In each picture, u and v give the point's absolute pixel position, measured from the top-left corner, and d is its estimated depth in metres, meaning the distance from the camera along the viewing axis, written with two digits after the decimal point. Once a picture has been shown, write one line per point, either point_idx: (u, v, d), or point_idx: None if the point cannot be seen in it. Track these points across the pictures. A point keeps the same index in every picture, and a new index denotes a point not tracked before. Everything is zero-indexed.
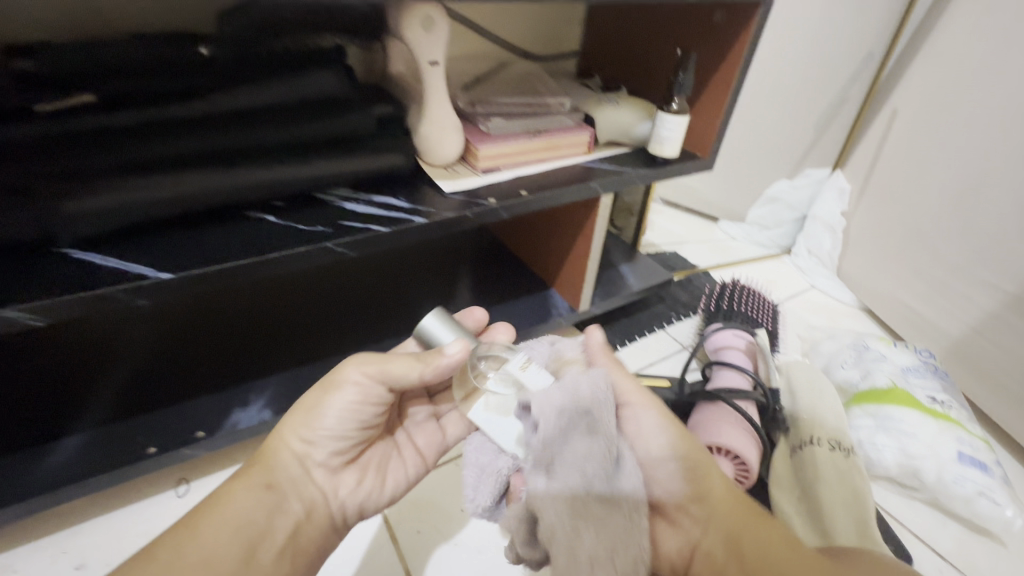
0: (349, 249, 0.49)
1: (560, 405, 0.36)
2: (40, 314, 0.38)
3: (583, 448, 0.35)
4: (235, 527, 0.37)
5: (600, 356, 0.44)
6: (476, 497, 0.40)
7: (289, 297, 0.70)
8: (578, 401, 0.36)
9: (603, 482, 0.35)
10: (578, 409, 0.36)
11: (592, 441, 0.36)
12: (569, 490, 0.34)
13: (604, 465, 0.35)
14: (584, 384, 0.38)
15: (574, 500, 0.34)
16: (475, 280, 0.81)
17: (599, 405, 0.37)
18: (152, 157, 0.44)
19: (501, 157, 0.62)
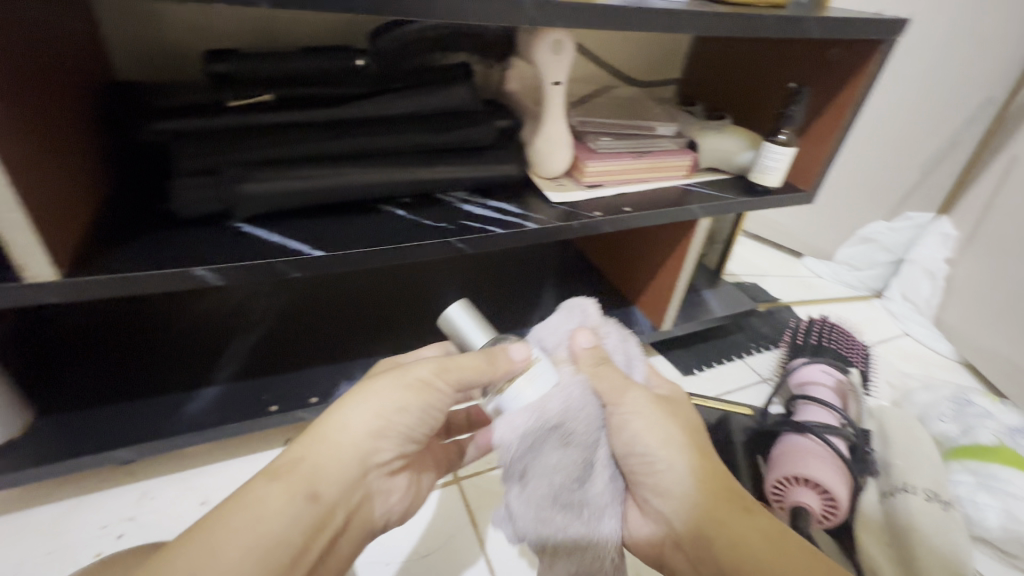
0: (468, 246, 0.54)
1: (524, 424, 0.36)
2: (220, 275, 0.44)
3: (552, 460, 0.38)
4: (273, 538, 0.33)
5: (585, 360, 0.41)
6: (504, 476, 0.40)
7: (391, 289, 0.77)
8: (545, 419, 0.37)
9: (570, 491, 0.38)
10: (545, 427, 0.37)
11: (559, 457, 0.38)
12: (537, 499, 0.38)
13: (569, 480, 0.38)
14: (555, 398, 0.37)
15: (542, 508, 0.38)
16: (559, 289, 0.84)
17: (568, 420, 0.38)
18: (312, 151, 0.51)
19: (605, 174, 0.66)
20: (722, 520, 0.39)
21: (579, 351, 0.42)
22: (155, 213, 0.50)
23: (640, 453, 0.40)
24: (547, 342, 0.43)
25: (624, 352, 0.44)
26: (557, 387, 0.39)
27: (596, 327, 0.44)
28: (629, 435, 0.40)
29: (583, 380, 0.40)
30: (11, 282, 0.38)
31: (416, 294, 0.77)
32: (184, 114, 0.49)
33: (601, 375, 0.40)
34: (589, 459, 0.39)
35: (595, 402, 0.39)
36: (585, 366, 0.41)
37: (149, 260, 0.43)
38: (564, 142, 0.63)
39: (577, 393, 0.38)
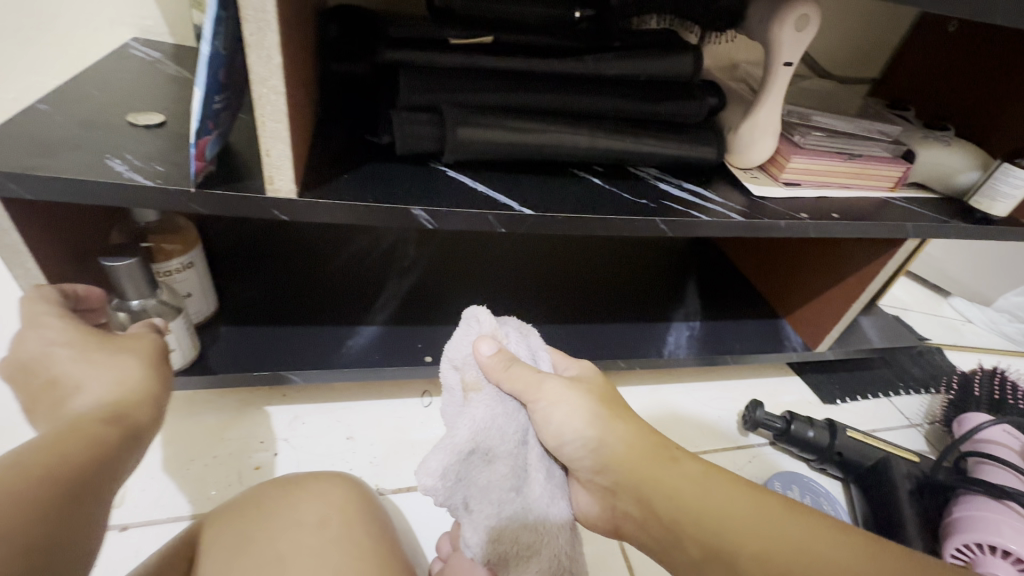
0: (669, 228, 0.50)
1: (443, 467, 0.36)
2: (435, 218, 0.43)
3: (481, 482, 0.37)
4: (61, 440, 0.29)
5: (496, 370, 0.38)
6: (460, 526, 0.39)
7: (533, 261, 0.74)
8: (457, 450, 0.36)
9: (510, 503, 0.37)
10: (462, 455, 0.36)
11: (488, 472, 0.37)
12: (487, 517, 0.37)
13: (508, 487, 0.37)
14: (461, 426, 0.36)
15: (492, 531, 0.38)
16: (701, 288, 0.79)
17: (485, 440, 0.37)
18: (527, 103, 0.48)
19: (806, 173, 0.59)
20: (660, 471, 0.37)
21: (485, 363, 0.38)
22: (364, 147, 0.49)
23: (572, 442, 0.39)
24: (458, 357, 0.39)
25: (530, 348, 0.42)
26: (466, 411, 0.37)
27: (496, 332, 0.40)
28: (556, 422, 0.39)
29: (491, 392, 0.38)
30: (259, 194, 0.38)
31: (557, 268, 0.74)
32: (411, 47, 0.48)
33: (513, 380, 0.38)
34: (521, 465, 0.38)
35: (507, 409, 0.38)
36: (495, 377, 0.38)
37: (368, 192, 0.43)
38: (772, 131, 0.57)
39: (484, 409, 0.37)
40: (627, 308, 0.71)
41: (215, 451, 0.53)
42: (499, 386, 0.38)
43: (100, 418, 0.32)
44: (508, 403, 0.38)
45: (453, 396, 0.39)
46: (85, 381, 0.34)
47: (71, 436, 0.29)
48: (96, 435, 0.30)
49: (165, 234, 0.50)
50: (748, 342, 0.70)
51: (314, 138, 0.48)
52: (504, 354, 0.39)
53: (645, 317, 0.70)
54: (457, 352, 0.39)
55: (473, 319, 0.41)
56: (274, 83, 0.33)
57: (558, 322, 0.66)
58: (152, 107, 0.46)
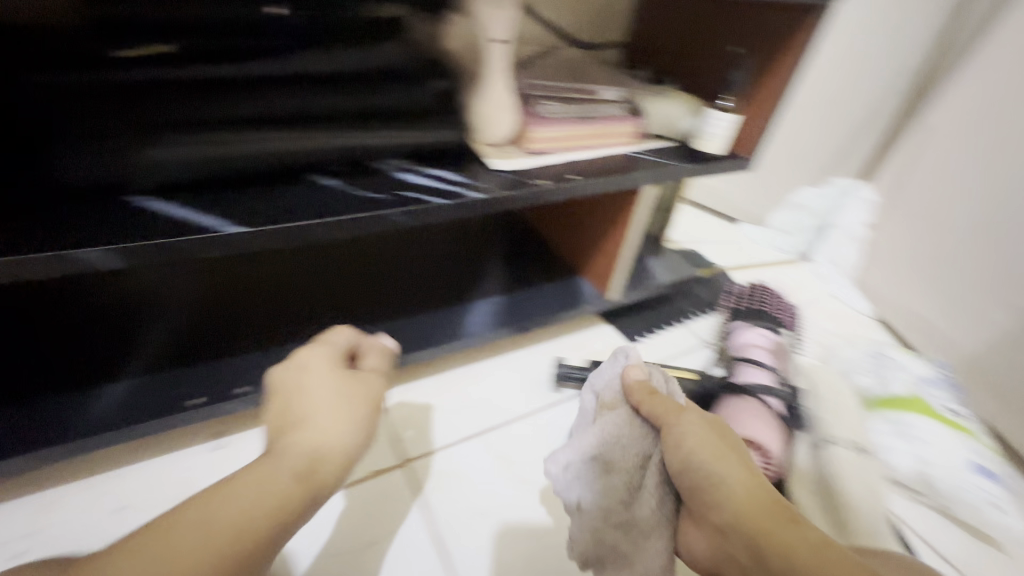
0: (406, 219, 0.50)
1: (568, 461, 0.47)
2: (121, 256, 0.39)
3: (596, 487, 0.45)
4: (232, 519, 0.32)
5: (633, 393, 0.50)
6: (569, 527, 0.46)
7: (321, 269, 0.71)
8: (583, 453, 0.47)
9: (619, 512, 0.44)
10: (584, 460, 0.46)
11: (605, 477, 0.46)
12: (589, 527, 0.44)
13: (615, 503, 0.44)
14: (587, 434, 0.48)
15: (592, 535, 0.44)
16: (505, 262, 0.82)
17: (607, 451, 0.47)
18: (220, 114, 0.45)
19: (549, 140, 0.63)
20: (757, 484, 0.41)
21: (628, 383, 0.51)
22: None
23: (693, 463, 0.43)
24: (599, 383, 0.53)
25: (665, 383, 0.53)
26: (598, 422, 0.49)
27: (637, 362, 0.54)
28: (686, 451, 0.43)
29: (622, 410, 0.49)
30: None
31: (352, 272, 0.72)
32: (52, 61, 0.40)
33: (652, 402, 0.48)
34: (636, 480, 0.46)
35: (636, 429, 0.48)
36: (631, 397, 0.50)
37: (26, 242, 0.37)
38: (505, 105, 0.59)
39: (609, 422, 0.48)
40: (427, 298, 0.71)
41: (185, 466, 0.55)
42: (632, 406, 0.49)
43: (278, 496, 0.34)
44: (636, 422, 0.48)
45: (584, 416, 0.53)
46: (296, 437, 0.37)
47: (246, 502, 0.33)
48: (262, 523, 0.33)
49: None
50: (547, 305, 0.75)
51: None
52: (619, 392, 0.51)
53: (446, 305, 0.71)
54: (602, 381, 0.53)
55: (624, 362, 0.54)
56: None
57: (350, 329, 0.64)
58: None
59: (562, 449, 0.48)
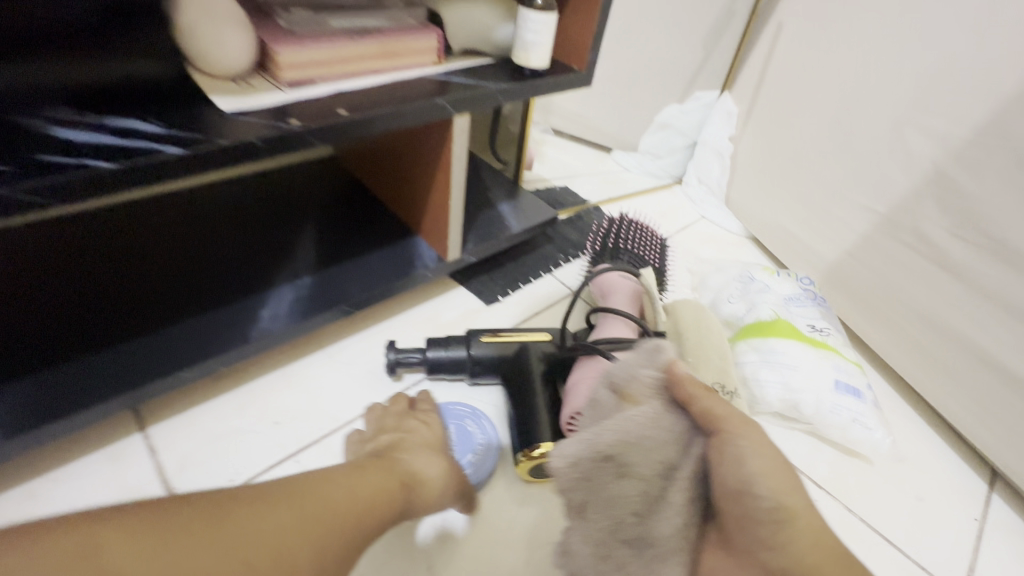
0: (49, 198, 0.33)
1: (575, 457, 0.38)
2: None
3: (611, 493, 0.37)
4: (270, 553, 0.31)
5: (683, 390, 0.38)
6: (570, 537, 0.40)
7: (36, 275, 0.52)
8: (596, 450, 0.37)
9: (630, 526, 0.36)
10: (597, 459, 0.37)
11: (622, 484, 0.36)
12: (596, 533, 0.37)
13: (634, 513, 0.36)
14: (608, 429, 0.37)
15: (600, 544, 0.37)
16: (321, 230, 0.66)
17: (626, 450, 0.36)
18: None
19: (313, 66, 0.47)
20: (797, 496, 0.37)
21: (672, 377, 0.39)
22: None
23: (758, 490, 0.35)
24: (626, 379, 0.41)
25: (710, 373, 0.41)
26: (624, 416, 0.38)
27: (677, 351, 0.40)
28: (747, 472, 0.35)
29: (652, 407, 0.38)
30: None
31: (89, 272, 0.53)
32: None
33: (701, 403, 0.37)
34: (656, 492, 0.36)
35: (679, 437, 0.37)
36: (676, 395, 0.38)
37: None
38: (227, 19, 0.43)
39: (638, 418, 0.37)
40: (204, 293, 0.55)
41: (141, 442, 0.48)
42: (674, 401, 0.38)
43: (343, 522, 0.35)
44: (672, 417, 0.38)
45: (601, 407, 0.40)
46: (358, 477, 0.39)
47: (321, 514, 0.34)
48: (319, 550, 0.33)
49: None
50: (374, 279, 0.61)
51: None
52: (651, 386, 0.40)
53: (234, 298, 0.55)
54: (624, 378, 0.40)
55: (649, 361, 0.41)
56: None
57: (77, 355, 0.47)
58: None
59: (569, 440, 0.38)
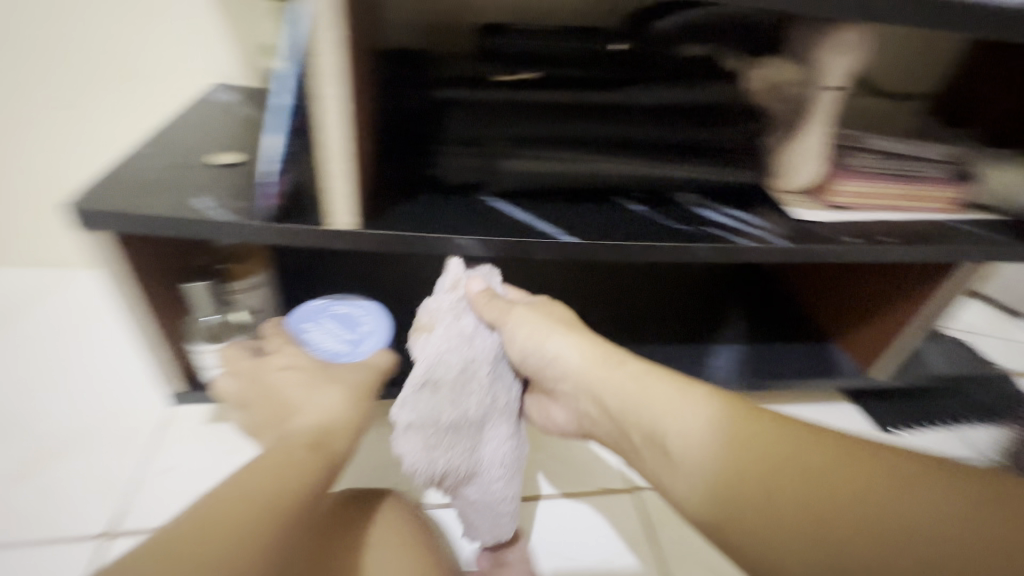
0: (710, 253, 0.51)
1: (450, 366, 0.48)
2: (484, 245, 0.46)
3: (460, 447, 0.49)
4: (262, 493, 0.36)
5: (487, 309, 0.50)
6: (428, 467, 0.48)
7: (570, 280, 0.76)
8: (464, 367, 0.48)
9: (437, 453, 0.48)
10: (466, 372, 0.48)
11: (455, 418, 0.48)
12: (429, 464, 0.48)
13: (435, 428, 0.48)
14: (441, 349, 0.48)
15: (429, 462, 0.48)
16: (749, 310, 0.78)
17: (433, 372, 0.47)
18: (575, 134, 0.51)
19: (857, 196, 0.58)
20: (770, 451, 0.37)
21: (474, 295, 0.50)
22: (420, 173, 0.51)
23: (572, 376, 0.48)
24: (507, 329, 0.49)
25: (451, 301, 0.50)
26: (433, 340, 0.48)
27: (457, 282, 0.51)
28: (561, 353, 0.48)
29: (471, 320, 0.50)
30: (319, 226, 0.42)
31: (595, 288, 0.76)
32: (462, 85, 0.53)
33: (488, 308, 0.49)
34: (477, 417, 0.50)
35: (468, 339, 0.49)
36: (479, 308, 0.50)
37: (418, 221, 0.46)
38: (820, 155, 0.54)
39: (442, 341, 0.48)
40: (669, 329, 0.72)
41: (318, 399, 0.48)
42: (477, 316, 0.50)
43: (287, 450, 0.41)
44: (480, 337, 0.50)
45: (453, 328, 0.49)
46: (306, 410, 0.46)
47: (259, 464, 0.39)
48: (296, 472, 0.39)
49: (239, 257, 0.54)
50: (798, 368, 0.69)
51: (386, 163, 0.50)
52: (556, 320, 0.50)
53: (686, 341, 0.71)
54: (437, 308, 0.49)
55: (544, 331, 0.48)
56: (337, 127, 0.37)
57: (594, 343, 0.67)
58: (229, 147, 0.51)
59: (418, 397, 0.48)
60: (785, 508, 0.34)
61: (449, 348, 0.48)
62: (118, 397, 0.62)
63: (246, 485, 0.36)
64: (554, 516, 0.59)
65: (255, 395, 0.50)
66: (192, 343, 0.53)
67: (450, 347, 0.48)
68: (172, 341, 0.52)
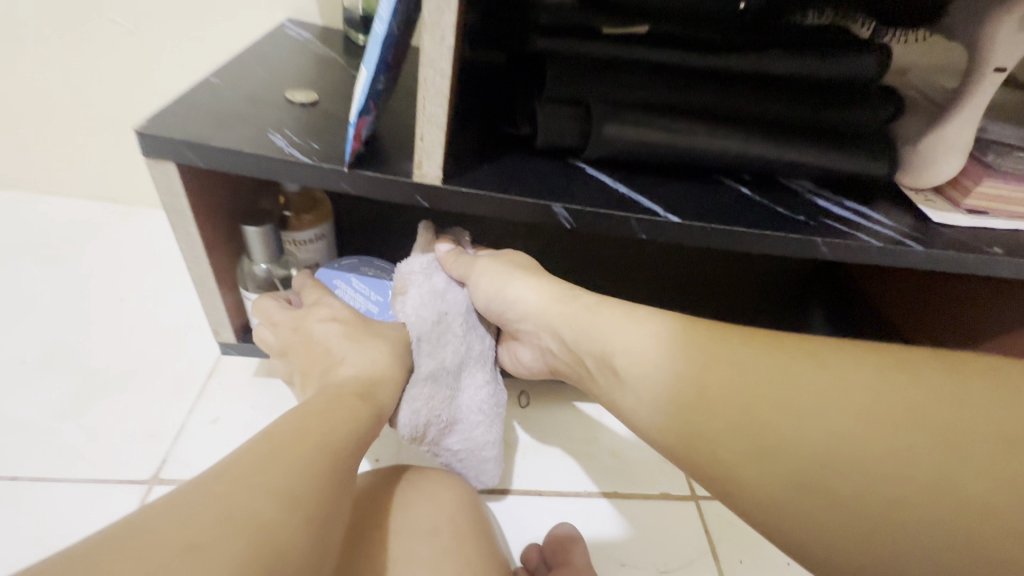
0: (829, 251, 0.44)
1: (422, 320, 0.47)
2: (578, 218, 0.41)
3: (439, 399, 0.48)
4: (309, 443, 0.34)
5: (452, 264, 0.49)
6: (410, 422, 0.47)
7: (642, 266, 0.70)
8: (435, 320, 0.48)
9: (419, 407, 0.47)
10: (437, 325, 0.48)
11: (433, 370, 0.48)
12: (411, 417, 0.47)
13: (415, 381, 0.47)
14: (416, 306, 0.48)
15: (413, 417, 0.47)
16: (833, 321, 0.71)
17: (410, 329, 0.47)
18: (686, 102, 0.44)
19: (999, 201, 0.50)
20: (764, 422, 0.32)
21: (442, 254, 0.49)
22: (503, 138, 0.48)
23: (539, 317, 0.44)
24: (473, 283, 0.47)
25: (419, 259, 0.49)
26: (406, 299, 0.48)
27: (426, 242, 0.50)
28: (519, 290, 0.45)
29: (440, 277, 0.49)
30: (406, 178, 0.38)
31: (667, 278, 0.70)
32: (559, 34, 0.46)
33: (456, 262, 0.48)
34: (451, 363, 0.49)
35: (439, 295, 0.48)
36: (446, 265, 0.49)
37: (507, 184, 0.41)
38: (963, 149, 0.48)
39: (415, 298, 0.48)
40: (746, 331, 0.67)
41: (365, 351, 0.45)
42: (446, 273, 0.49)
43: (332, 401, 0.39)
44: (450, 290, 0.49)
45: (421, 285, 0.48)
46: (351, 357, 0.45)
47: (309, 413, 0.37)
48: (344, 427, 0.37)
49: (306, 207, 0.51)
50: None
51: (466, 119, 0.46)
52: (518, 264, 0.46)
53: None
54: (409, 270, 0.49)
55: (506, 274, 0.45)
56: (441, 65, 0.33)
57: None
58: (303, 84, 0.47)
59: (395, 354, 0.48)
60: (783, 491, 0.30)
61: (417, 301, 0.48)
62: (166, 339, 0.61)
63: (308, 436, 0.34)
64: (611, 515, 0.55)
65: (297, 343, 0.47)
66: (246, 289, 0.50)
67: (420, 300, 0.48)
68: (228, 288, 0.49)
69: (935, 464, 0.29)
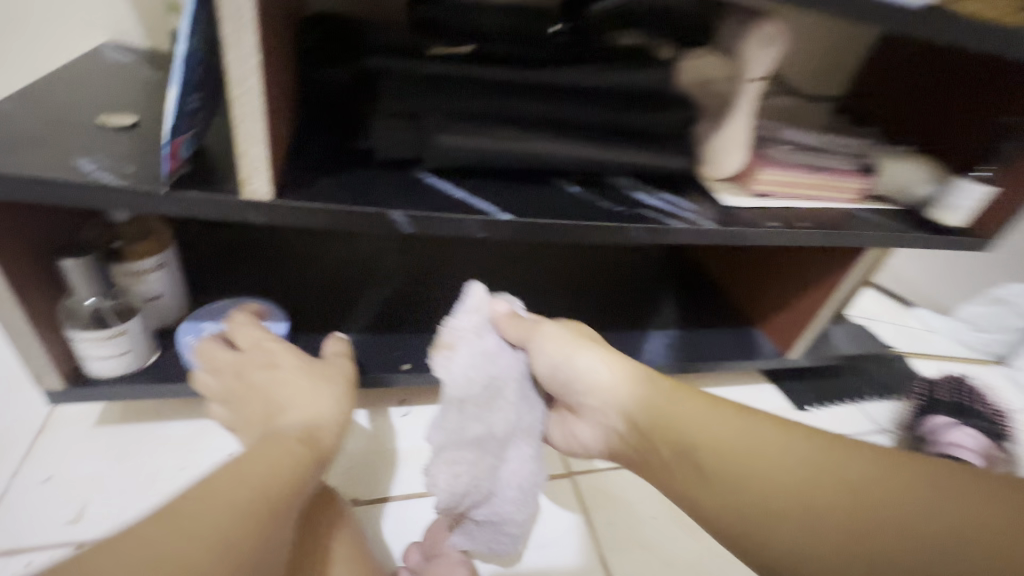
0: (644, 235, 0.51)
1: (481, 383, 0.45)
2: (415, 222, 0.44)
3: (484, 469, 0.46)
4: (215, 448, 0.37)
5: (507, 329, 0.48)
6: (452, 489, 0.45)
7: (507, 266, 0.75)
8: (489, 384, 0.45)
9: (464, 474, 0.45)
10: (490, 390, 0.46)
11: (491, 440, 0.46)
12: (451, 485, 0.45)
13: (468, 451, 0.45)
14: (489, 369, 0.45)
15: (454, 485, 0.45)
16: (679, 298, 0.80)
17: (467, 393, 0.44)
18: (509, 111, 0.49)
19: (780, 184, 0.61)
20: (753, 442, 0.40)
21: (499, 316, 0.48)
22: (344, 151, 0.49)
23: (626, 403, 0.46)
24: (533, 346, 0.48)
25: (471, 318, 0.47)
26: (455, 355, 0.44)
27: (482, 302, 0.48)
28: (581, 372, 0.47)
29: (494, 339, 0.47)
30: (229, 194, 0.38)
31: (532, 275, 0.76)
32: (387, 54, 0.49)
33: (514, 326, 0.48)
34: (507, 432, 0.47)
35: (498, 357, 0.47)
36: (506, 330, 0.48)
37: (342, 195, 0.43)
38: (742, 145, 0.58)
39: (466, 356, 0.44)
40: (605, 314, 0.73)
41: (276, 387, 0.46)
42: (503, 336, 0.48)
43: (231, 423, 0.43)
44: (507, 356, 0.48)
45: (477, 343, 0.46)
46: (290, 405, 0.44)
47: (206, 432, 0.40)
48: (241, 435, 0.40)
49: (137, 235, 0.49)
50: (723, 350, 0.72)
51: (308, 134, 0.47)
52: (586, 336, 0.49)
53: (620, 325, 0.72)
54: (461, 329, 0.46)
55: (572, 344, 0.47)
56: (250, 83, 0.34)
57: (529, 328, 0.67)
58: (121, 107, 0.45)
59: (443, 414, 0.44)
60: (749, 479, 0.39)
61: (476, 364, 0.44)
62: None
63: (248, 473, 0.35)
64: None
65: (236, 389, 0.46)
66: (73, 328, 0.45)
67: (486, 363, 0.45)
68: (49, 327, 0.45)
69: (859, 463, 0.37)
